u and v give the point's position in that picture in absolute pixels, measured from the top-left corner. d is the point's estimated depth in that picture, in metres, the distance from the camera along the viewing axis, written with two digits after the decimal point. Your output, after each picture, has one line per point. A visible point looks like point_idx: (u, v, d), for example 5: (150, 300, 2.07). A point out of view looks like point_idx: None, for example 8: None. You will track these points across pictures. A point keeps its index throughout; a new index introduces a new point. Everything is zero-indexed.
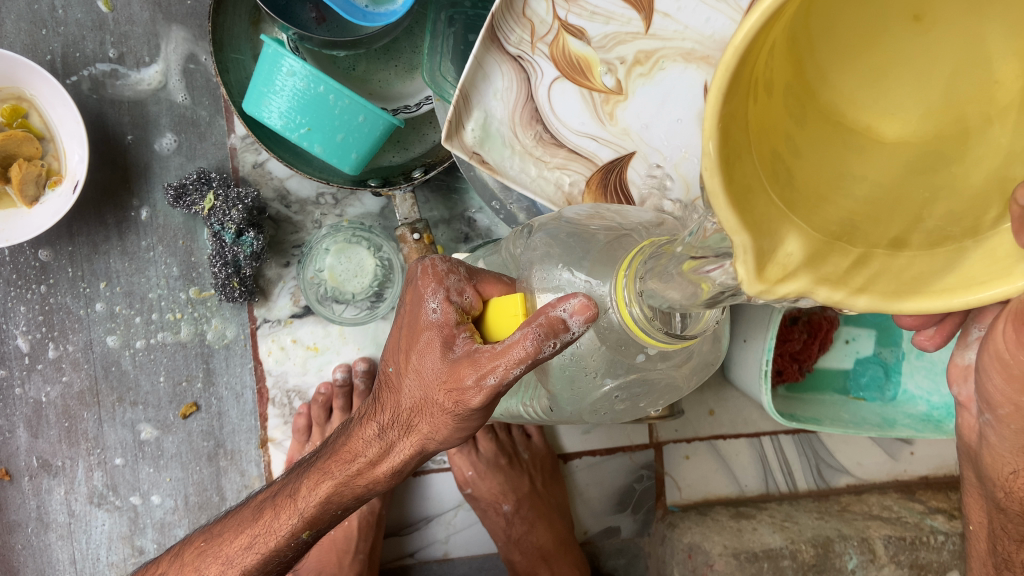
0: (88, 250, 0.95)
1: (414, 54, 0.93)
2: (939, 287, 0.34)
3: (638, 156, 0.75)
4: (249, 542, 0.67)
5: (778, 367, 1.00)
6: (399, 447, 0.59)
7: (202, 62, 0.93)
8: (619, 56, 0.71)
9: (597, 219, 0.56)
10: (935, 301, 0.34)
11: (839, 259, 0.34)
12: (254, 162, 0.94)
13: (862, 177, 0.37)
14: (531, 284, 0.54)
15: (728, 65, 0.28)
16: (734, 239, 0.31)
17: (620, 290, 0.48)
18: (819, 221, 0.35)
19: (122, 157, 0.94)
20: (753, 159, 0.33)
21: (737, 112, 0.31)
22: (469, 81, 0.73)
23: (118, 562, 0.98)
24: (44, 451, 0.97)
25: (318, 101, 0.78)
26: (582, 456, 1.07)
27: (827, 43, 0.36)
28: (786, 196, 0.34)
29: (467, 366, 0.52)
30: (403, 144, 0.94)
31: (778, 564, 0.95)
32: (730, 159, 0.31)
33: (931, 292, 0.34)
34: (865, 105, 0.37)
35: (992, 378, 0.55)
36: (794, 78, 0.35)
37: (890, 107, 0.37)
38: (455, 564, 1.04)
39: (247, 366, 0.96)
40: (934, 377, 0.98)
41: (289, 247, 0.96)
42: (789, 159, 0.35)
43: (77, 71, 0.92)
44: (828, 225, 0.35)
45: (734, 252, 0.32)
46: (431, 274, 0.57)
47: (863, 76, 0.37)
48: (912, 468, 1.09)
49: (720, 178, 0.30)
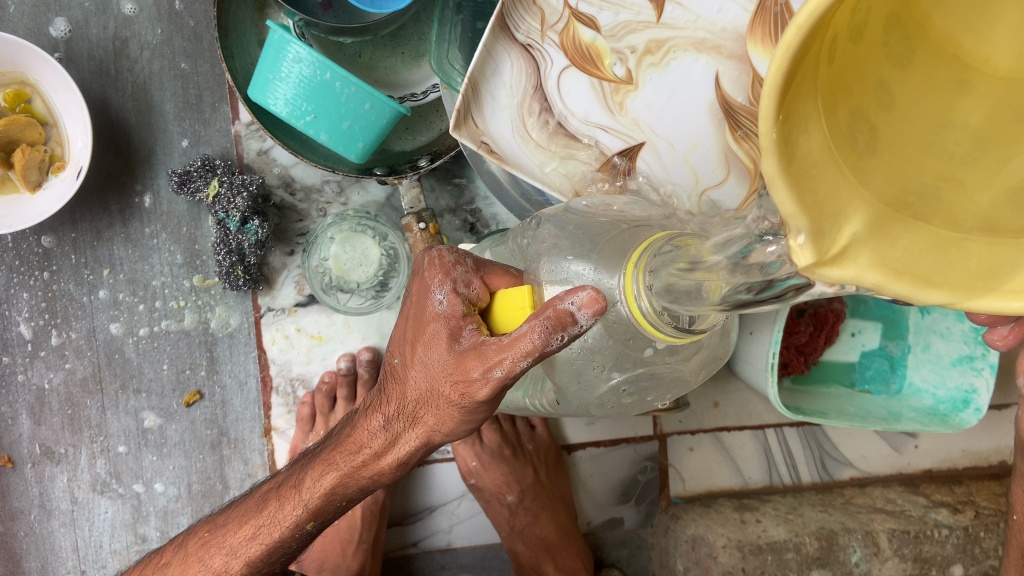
0: (91, 237, 0.94)
1: (420, 42, 0.92)
2: (1012, 285, 0.29)
3: (648, 147, 0.74)
4: (254, 533, 0.67)
5: (783, 359, 0.99)
6: (405, 438, 0.59)
7: (207, 48, 0.92)
8: (630, 45, 0.71)
9: (607, 211, 0.55)
10: (1014, 302, 0.28)
11: (902, 235, 0.29)
12: (259, 149, 0.93)
13: (964, 127, 0.31)
14: (538, 276, 0.53)
15: (790, 43, 0.25)
16: (790, 222, 0.28)
17: (630, 281, 0.46)
18: (895, 189, 0.30)
19: (125, 144, 0.93)
20: (821, 120, 0.29)
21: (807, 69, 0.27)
22: (478, 69, 0.72)
23: (120, 550, 0.98)
24: (46, 438, 0.97)
25: (324, 88, 0.77)
26: (586, 448, 1.07)
27: None
28: (858, 164, 0.30)
29: (474, 358, 0.51)
30: (411, 132, 0.93)
31: (782, 557, 0.94)
32: (792, 132, 0.27)
33: (1003, 290, 0.29)
34: (994, 24, 0.30)
35: None
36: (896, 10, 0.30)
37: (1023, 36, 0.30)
38: (458, 554, 1.04)
39: (250, 355, 0.96)
40: (940, 370, 0.97)
41: (294, 236, 0.95)
42: (873, 112, 0.31)
43: (80, 55, 0.91)
44: (904, 193, 0.30)
45: (787, 232, 0.29)
46: (438, 265, 0.56)
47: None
48: (916, 461, 1.09)
49: (775, 160, 0.27)
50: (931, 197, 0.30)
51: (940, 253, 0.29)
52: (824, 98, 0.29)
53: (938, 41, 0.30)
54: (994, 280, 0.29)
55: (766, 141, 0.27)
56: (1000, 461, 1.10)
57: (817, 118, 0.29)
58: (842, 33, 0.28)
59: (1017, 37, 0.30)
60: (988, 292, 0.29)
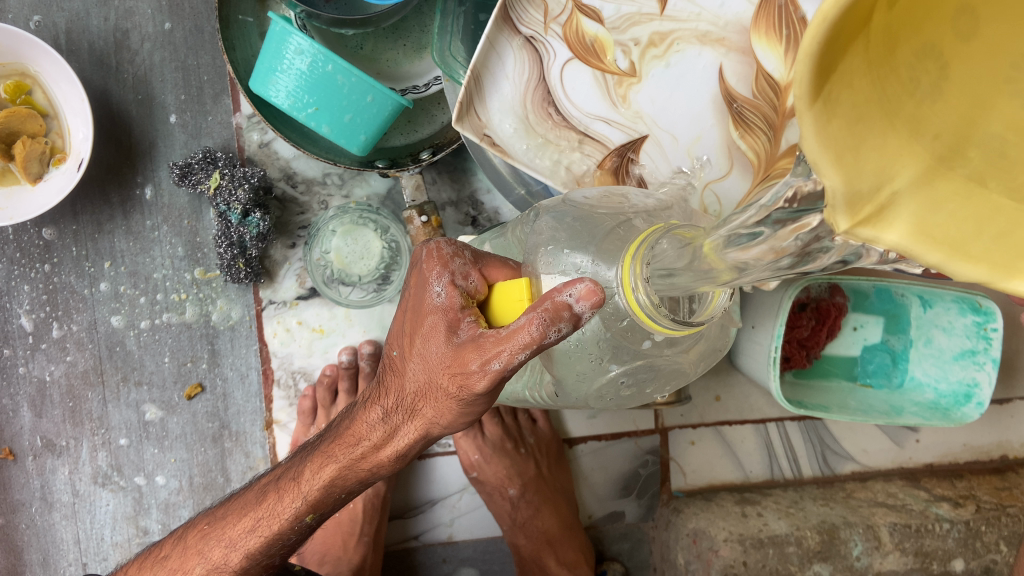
0: (93, 229, 0.94)
1: (422, 34, 0.92)
2: None
3: (650, 140, 0.73)
4: (253, 525, 0.67)
5: (785, 353, 0.99)
6: (405, 430, 0.59)
7: (208, 39, 0.92)
8: (633, 38, 0.71)
9: (607, 202, 0.55)
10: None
11: (947, 196, 0.28)
12: (260, 142, 0.93)
13: None
14: (536, 268, 0.52)
15: (827, 14, 0.24)
16: (825, 184, 0.27)
17: (627, 272, 0.45)
18: (953, 142, 0.28)
19: (126, 136, 0.93)
20: (869, 72, 0.27)
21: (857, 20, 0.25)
22: (481, 61, 0.72)
23: (122, 543, 0.98)
24: (48, 431, 0.97)
25: (326, 80, 0.77)
26: (588, 441, 1.07)
27: None
28: (914, 114, 0.28)
29: (472, 351, 0.51)
30: (413, 124, 0.93)
31: (783, 551, 0.95)
32: (834, 90, 0.26)
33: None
34: None
35: None
36: None
37: None
38: (460, 547, 1.04)
39: (252, 348, 0.96)
40: (942, 364, 0.97)
41: (295, 229, 0.95)
42: (954, 51, 0.27)
43: (81, 47, 0.91)
44: (964, 145, 0.28)
45: (823, 198, 0.28)
46: (436, 257, 0.56)
47: None
48: (917, 455, 1.09)
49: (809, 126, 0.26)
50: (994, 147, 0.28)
51: (984, 217, 0.28)
52: (881, 38, 0.27)
53: None
54: None
55: (799, 106, 0.26)
56: (1002, 455, 1.10)
57: (867, 68, 0.27)
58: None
59: None
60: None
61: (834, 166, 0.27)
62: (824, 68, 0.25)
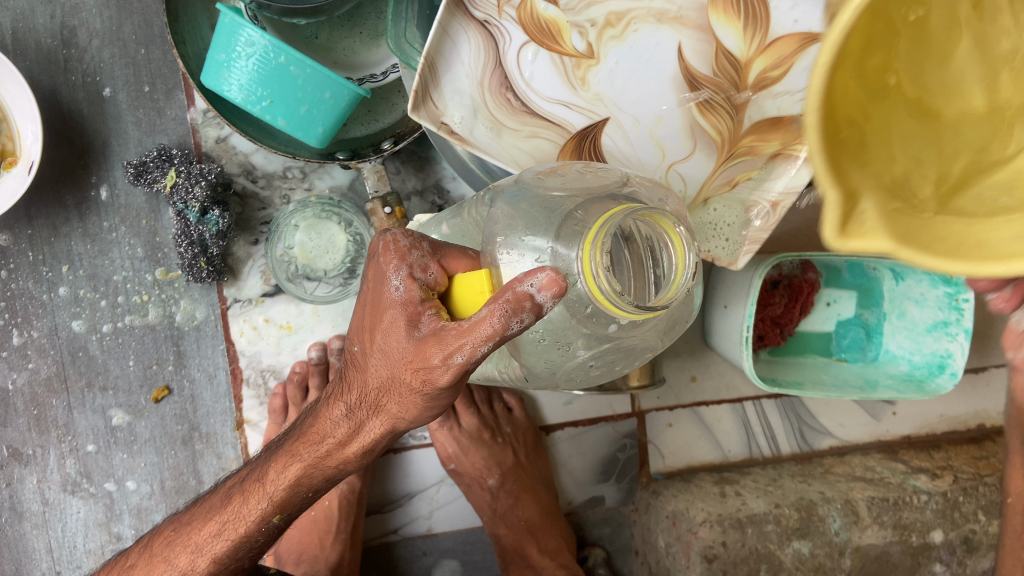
0: (49, 232, 0.91)
1: (379, 21, 0.90)
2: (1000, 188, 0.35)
3: (612, 122, 0.73)
4: (218, 530, 0.66)
5: (759, 332, 0.98)
6: (369, 427, 0.57)
7: (159, 35, 0.89)
8: (590, 19, 0.70)
9: (556, 178, 0.54)
10: (1008, 259, 0.30)
11: (912, 229, 0.31)
12: (217, 137, 0.91)
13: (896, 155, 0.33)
14: (495, 256, 0.50)
15: (830, 46, 0.27)
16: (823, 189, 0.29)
17: (588, 264, 0.43)
18: (896, 187, 0.32)
19: (78, 135, 0.90)
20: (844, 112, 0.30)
21: (842, 84, 0.30)
22: (434, 48, 0.70)
23: (95, 550, 0.96)
24: (13, 440, 0.95)
25: (280, 73, 0.76)
26: (565, 428, 1.06)
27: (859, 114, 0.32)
28: (857, 153, 0.31)
29: (433, 345, 0.49)
30: (374, 113, 0.91)
31: (761, 529, 0.95)
32: (841, 147, 0.30)
33: (985, 254, 0.31)
34: (919, 84, 0.34)
35: None
36: (895, 57, 0.32)
37: (898, 148, 0.33)
38: (440, 539, 1.04)
39: (219, 348, 0.94)
40: (916, 336, 0.97)
41: (257, 224, 0.93)
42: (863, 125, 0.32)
43: (27, 47, 0.88)
44: (891, 176, 0.32)
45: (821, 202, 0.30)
46: (393, 249, 0.54)
47: (908, 117, 0.34)
48: (894, 428, 1.09)
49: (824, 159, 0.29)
50: (901, 186, 0.33)
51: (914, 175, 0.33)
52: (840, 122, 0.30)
53: (919, 93, 0.34)
54: (974, 244, 0.31)
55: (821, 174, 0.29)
56: (979, 424, 1.10)
57: (864, 166, 0.31)
58: (863, 84, 0.31)
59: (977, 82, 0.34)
60: (984, 255, 0.31)
61: (825, 159, 0.29)
62: (826, 113, 0.29)
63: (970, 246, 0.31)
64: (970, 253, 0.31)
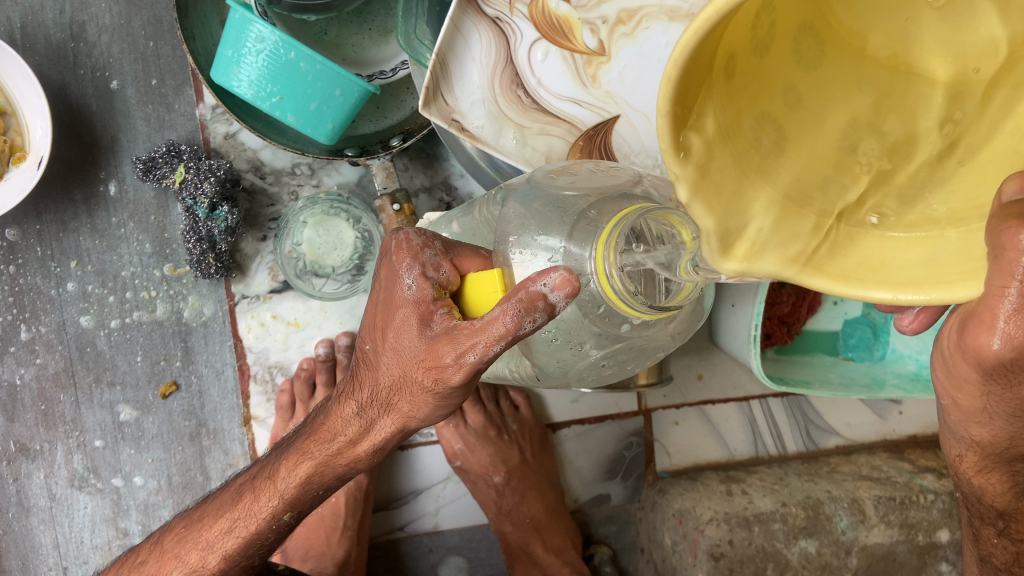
0: (57, 228, 0.91)
1: (388, 17, 0.90)
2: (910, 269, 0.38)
3: (622, 120, 0.73)
4: (229, 526, 0.66)
5: (766, 330, 0.99)
6: (381, 425, 0.57)
7: (168, 30, 0.89)
8: (601, 16, 0.70)
9: (568, 176, 0.54)
10: (903, 292, 0.36)
11: (797, 239, 0.38)
12: (226, 133, 0.91)
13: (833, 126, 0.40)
14: (508, 256, 0.50)
15: (671, 73, 0.31)
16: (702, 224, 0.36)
17: (602, 266, 0.44)
18: (800, 189, 0.39)
19: (86, 131, 0.90)
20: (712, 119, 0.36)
21: (698, 73, 0.33)
22: (446, 45, 0.70)
23: (102, 545, 0.96)
24: (21, 435, 0.95)
25: (290, 69, 0.75)
26: (571, 426, 1.06)
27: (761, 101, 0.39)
28: (762, 164, 0.39)
29: (446, 344, 0.49)
30: (382, 110, 0.91)
31: (768, 528, 0.95)
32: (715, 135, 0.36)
33: (896, 283, 0.37)
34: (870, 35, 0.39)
35: (937, 373, 0.54)
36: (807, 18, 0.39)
37: (819, 117, 0.40)
38: (446, 536, 1.04)
39: (226, 344, 0.94)
40: (923, 336, 0.96)
41: (265, 221, 0.93)
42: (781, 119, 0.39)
43: (36, 41, 0.88)
44: (808, 188, 0.40)
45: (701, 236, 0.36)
46: (404, 248, 0.53)
47: (836, 75, 0.40)
48: (900, 427, 1.09)
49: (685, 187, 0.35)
50: (829, 190, 0.40)
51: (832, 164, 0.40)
52: (729, 114, 0.37)
53: (852, 42, 0.39)
54: (883, 266, 0.38)
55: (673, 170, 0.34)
56: None
57: (720, 132, 0.37)
58: (744, 50, 0.37)
59: (921, 38, 0.39)
60: (888, 283, 0.37)
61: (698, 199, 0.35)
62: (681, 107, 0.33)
63: (874, 267, 0.38)
64: (876, 276, 0.38)
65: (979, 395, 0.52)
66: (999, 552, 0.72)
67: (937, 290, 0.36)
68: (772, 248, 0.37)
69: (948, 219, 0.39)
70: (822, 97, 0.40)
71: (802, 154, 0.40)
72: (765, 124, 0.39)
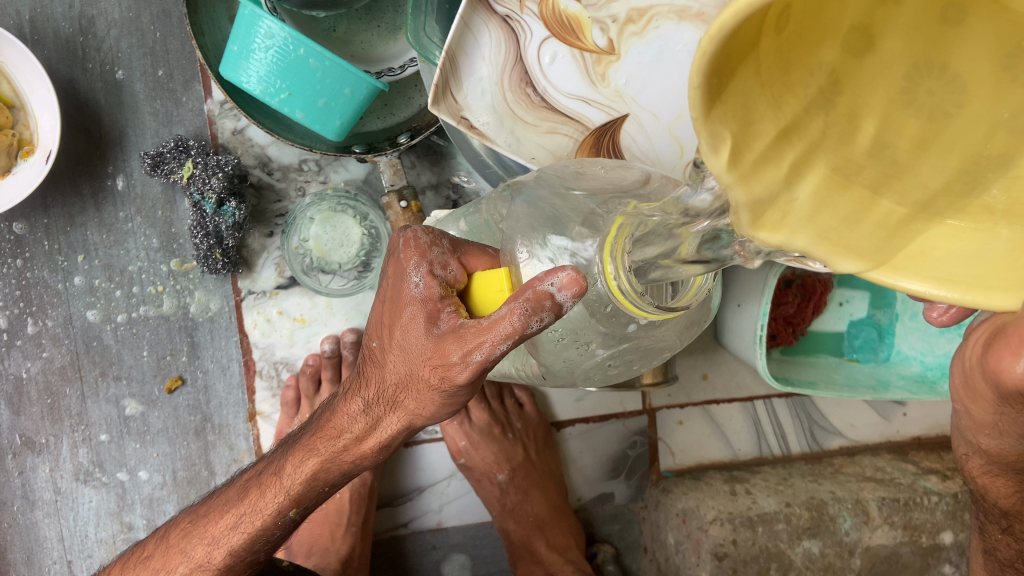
0: (65, 222, 0.92)
1: (397, 14, 0.90)
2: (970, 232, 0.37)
3: (631, 119, 0.73)
4: (235, 522, 0.66)
5: (771, 331, 0.99)
6: (386, 422, 0.57)
7: (177, 26, 0.89)
8: (611, 15, 0.70)
9: (577, 176, 0.53)
10: (939, 290, 0.36)
11: (830, 204, 0.36)
12: (234, 129, 0.91)
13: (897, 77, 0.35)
14: (514, 256, 0.49)
15: (704, 51, 0.27)
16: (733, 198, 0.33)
17: (608, 262, 0.43)
18: (841, 149, 0.36)
19: (95, 125, 0.91)
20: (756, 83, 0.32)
21: (740, 45, 0.29)
22: (456, 42, 0.70)
23: (107, 539, 0.96)
24: (27, 429, 0.95)
25: (299, 65, 0.75)
26: (576, 424, 1.06)
27: (811, 58, 0.34)
28: (807, 125, 0.35)
29: (453, 342, 0.49)
30: (390, 107, 0.91)
31: (772, 528, 0.95)
32: (754, 100, 0.32)
33: (926, 271, 0.36)
34: None
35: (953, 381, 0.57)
36: None
37: (881, 66, 0.35)
38: (449, 534, 1.04)
39: (232, 340, 0.94)
40: (928, 338, 0.97)
41: (272, 217, 0.93)
42: (836, 70, 0.35)
43: (45, 36, 0.88)
44: (850, 153, 0.36)
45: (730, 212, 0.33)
46: (413, 246, 0.53)
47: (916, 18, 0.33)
48: (905, 429, 1.09)
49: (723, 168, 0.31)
50: (872, 154, 0.36)
51: (885, 123, 0.36)
52: (774, 70, 0.33)
53: None
54: (914, 249, 0.37)
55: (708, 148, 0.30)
56: None
57: (765, 94, 0.32)
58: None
59: None
60: (920, 272, 0.36)
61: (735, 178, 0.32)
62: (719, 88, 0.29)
63: (911, 253, 0.37)
64: (906, 261, 0.37)
65: (993, 410, 0.54)
66: (1004, 548, 0.71)
67: (971, 292, 0.35)
68: (804, 221, 0.35)
69: (1004, 211, 0.36)
70: (905, 36, 0.34)
71: (855, 112, 0.36)
72: (821, 75, 0.35)
